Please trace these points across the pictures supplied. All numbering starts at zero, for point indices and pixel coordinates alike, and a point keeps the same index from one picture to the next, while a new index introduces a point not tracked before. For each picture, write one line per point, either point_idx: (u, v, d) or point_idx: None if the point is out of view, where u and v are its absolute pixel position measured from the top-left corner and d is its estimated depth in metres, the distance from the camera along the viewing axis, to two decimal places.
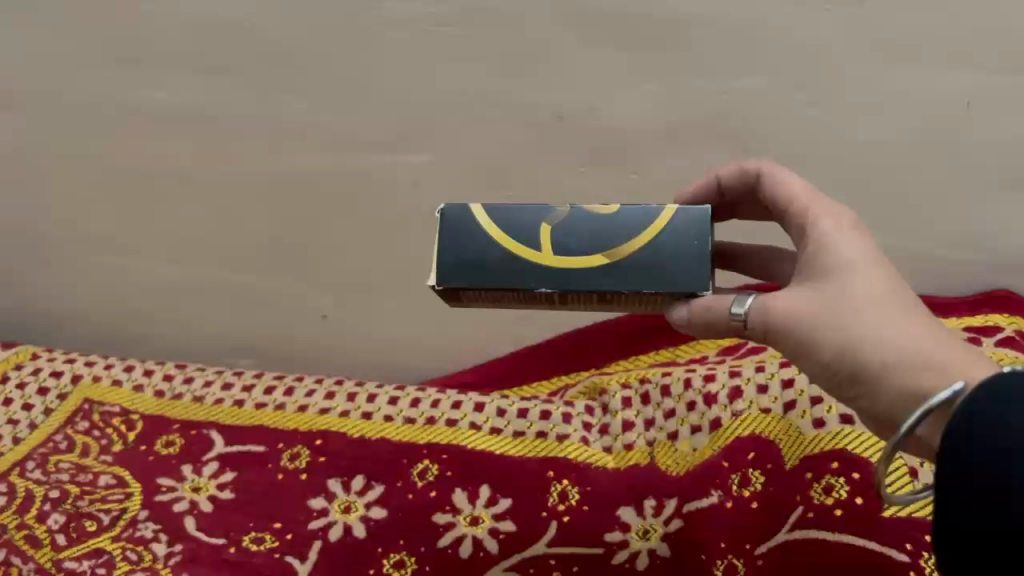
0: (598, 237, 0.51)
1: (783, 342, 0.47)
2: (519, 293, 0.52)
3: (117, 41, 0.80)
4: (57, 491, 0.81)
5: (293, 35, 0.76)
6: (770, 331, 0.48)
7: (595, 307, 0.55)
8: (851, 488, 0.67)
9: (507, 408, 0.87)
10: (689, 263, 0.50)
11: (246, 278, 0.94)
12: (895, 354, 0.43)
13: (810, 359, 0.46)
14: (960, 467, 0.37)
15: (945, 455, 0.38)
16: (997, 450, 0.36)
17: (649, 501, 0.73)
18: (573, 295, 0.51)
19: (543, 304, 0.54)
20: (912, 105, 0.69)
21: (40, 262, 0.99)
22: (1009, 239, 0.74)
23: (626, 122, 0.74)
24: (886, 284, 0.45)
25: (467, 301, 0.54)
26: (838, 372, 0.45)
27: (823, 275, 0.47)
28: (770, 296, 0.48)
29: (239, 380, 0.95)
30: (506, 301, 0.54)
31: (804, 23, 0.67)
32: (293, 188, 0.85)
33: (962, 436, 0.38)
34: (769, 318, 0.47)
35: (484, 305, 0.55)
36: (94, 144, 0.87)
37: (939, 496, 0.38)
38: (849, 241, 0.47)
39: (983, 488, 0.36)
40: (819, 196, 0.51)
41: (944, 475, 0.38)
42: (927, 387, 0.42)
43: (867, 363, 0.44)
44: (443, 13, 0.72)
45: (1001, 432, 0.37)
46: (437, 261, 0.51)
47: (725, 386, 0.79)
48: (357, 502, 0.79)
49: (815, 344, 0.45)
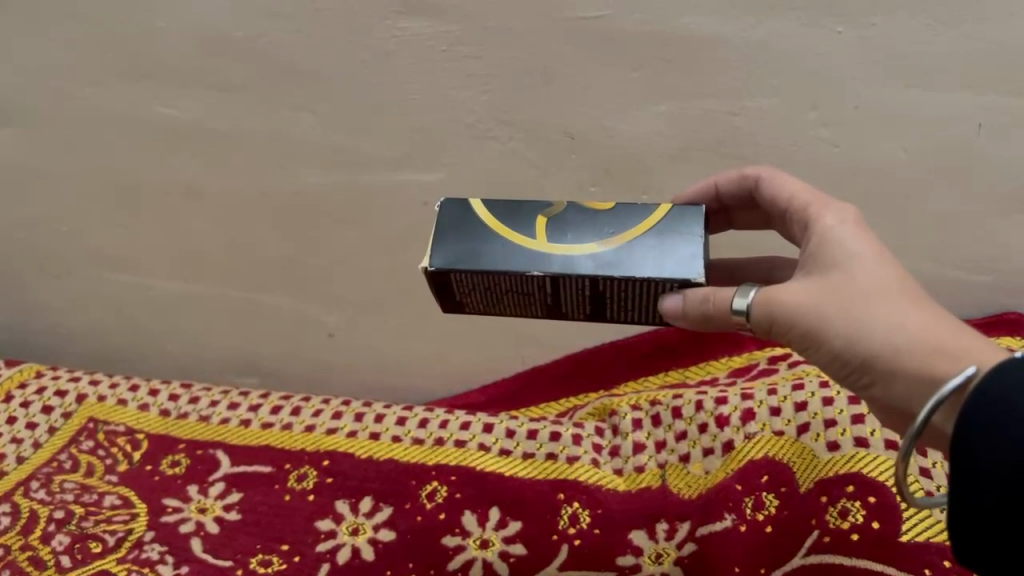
0: (592, 230, 0.53)
1: (792, 333, 0.49)
2: (512, 283, 0.53)
3: (123, 58, 0.79)
4: (62, 512, 0.81)
5: (306, 53, 0.75)
6: (778, 322, 0.49)
7: (591, 313, 0.56)
8: (867, 512, 0.66)
9: (516, 429, 0.86)
10: (682, 253, 0.52)
11: (251, 295, 0.96)
12: (905, 340, 0.45)
13: (821, 349, 0.48)
14: (978, 457, 0.39)
15: (961, 447, 0.40)
16: (1013, 438, 0.38)
17: (661, 524, 0.73)
18: (566, 287, 0.53)
19: (538, 308, 0.56)
20: (927, 127, 0.69)
21: (49, 277, 1.00)
22: (1012, 257, 0.75)
23: (636, 141, 0.74)
24: (890, 272, 0.47)
25: (463, 300, 0.56)
26: (849, 360, 0.47)
27: (831, 266, 0.49)
28: (777, 289, 0.50)
29: (245, 400, 0.94)
30: (500, 299, 0.55)
31: (817, 46, 0.66)
32: (303, 206, 0.86)
33: (977, 428, 0.40)
34: (778, 309, 0.49)
35: (481, 307, 0.56)
36: (106, 161, 0.87)
37: (958, 481, 0.40)
38: (853, 233, 0.50)
39: (1002, 475, 0.38)
40: (820, 195, 0.53)
41: (962, 464, 0.40)
42: (939, 370, 0.43)
43: (877, 349, 0.45)
44: (457, 34, 0.71)
45: (1013, 420, 0.38)
46: (435, 246, 0.54)
47: (737, 408, 0.78)
48: (365, 525, 0.79)
49: (825, 333, 0.47)
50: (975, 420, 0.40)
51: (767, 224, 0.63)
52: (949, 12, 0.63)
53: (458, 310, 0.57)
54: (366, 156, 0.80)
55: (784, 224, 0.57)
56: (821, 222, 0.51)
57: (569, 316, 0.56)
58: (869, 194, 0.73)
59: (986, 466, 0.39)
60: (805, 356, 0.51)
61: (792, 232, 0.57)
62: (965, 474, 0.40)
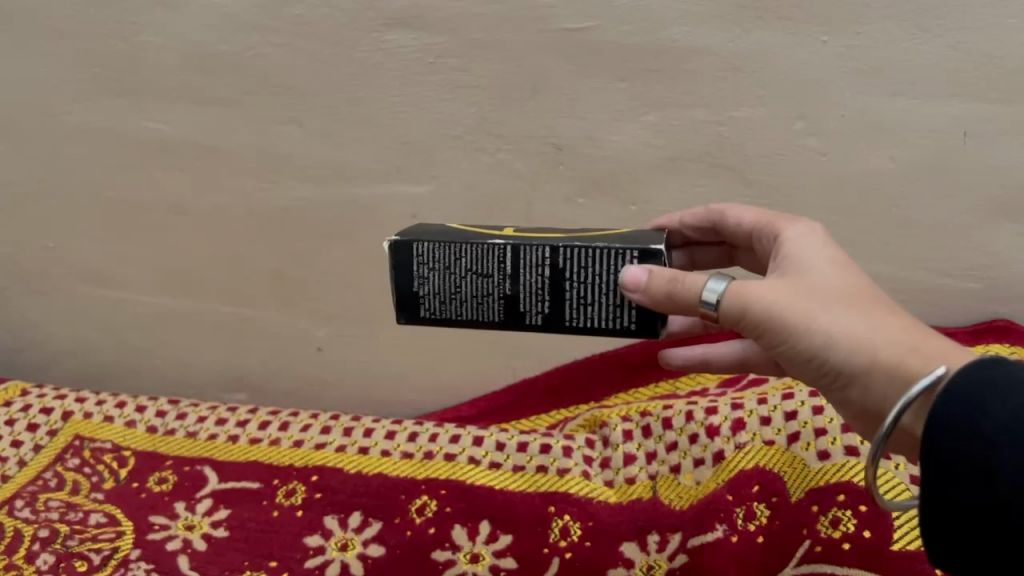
0: (559, 231, 0.56)
1: (765, 334, 0.48)
2: (473, 259, 0.54)
3: (109, 74, 0.79)
4: (46, 530, 0.80)
5: (293, 66, 0.75)
6: (751, 322, 0.48)
7: (550, 315, 0.54)
8: (860, 521, 0.66)
9: (507, 442, 0.85)
10: (644, 238, 0.53)
11: (239, 310, 0.95)
12: (879, 339, 0.45)
13: (796, 349, 0.47)
14: (947, 455, 0.39)
15: (933, 446, 0.40)
16: (980, 437, 0.38)
17: (653, 536, 0.73)
18: (526, 264, 0.53)
19: (496, 304, 0.54)
20: (911, 133, 0.69)
21: (34, 294, 0.99)
22: (1003, 265, 0.76)
23: (624, 152, 0.74)
24: (860, 281, 0.49)
25: (419, 292, 0.55)
26: (825, 360, 0.47)
27: (806, 271, 0.50)
28: (753, 283, 0.49)
29: (233, 415, 0.93)
30: (458, 288, 0.55)
31: (802, 56, 0.67)
32: (291, 220, 0.86)
33: (946, 426, 0.40)
34: (751, 309, 0.48)
35: (436, 305, 0.55)
36: (92, 176, 0.87)
37: (928, 478, 0.41)
38: (825, 246, 0.51)
39: (971, 474, 0.39)
40: (789, 216, 0.56)
41: (932, 463, 0.40)
42: (914, 369, 0.44)
43: (853, 347, 0.46)
44: (443, 46, 0.71)
45: (981, 418, 0.39)
46: (405, 232, 0.56)
47: (727, 419, 0.77)
48: (354, 540, 0.78)
49: (801, 332, 0.47)
50: (945, 419, 0.40)
51: (729, 260, 0.64)
52: (932, 20, 0.64)
53: (413, 310, 0.55)
54: (355, 169, 0.80)
55: (753, 250, 0.60)
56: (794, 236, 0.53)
57: (528, 320, 0.54)
58: (858, 204, 0.74)
59: (954, 462, 0.39)
60: (775, 357, 0.50)
61: (760, 255, 0.59)
62: (936, 472, 0.40)
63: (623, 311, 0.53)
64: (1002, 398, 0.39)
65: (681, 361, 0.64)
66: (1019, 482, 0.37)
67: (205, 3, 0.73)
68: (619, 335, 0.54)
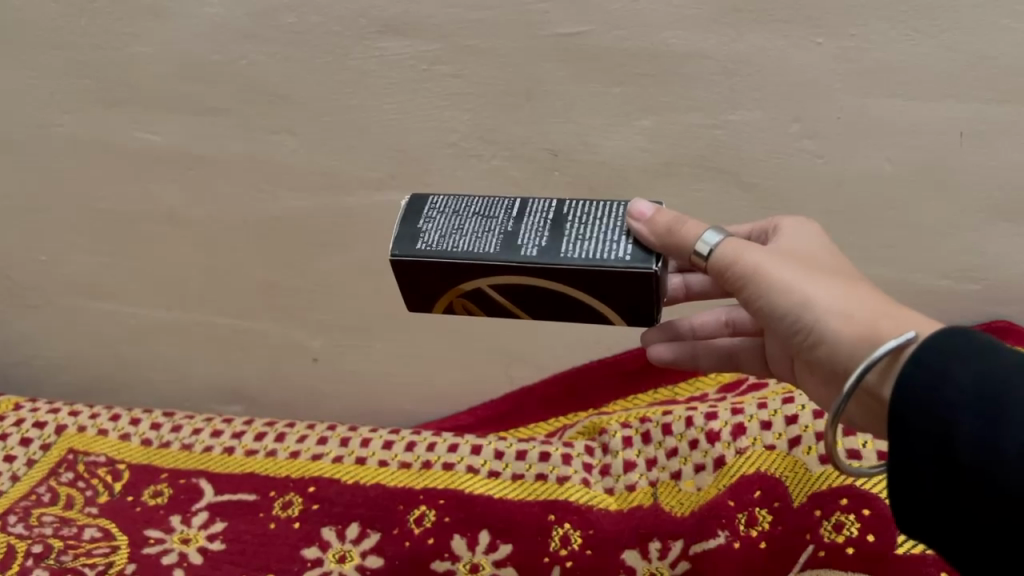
0: None
1: (746, 289, 0.50)
2: (482, 206, 0.54)
3: (100, 85, 0.78)
4: (40, 546, 0.79)
5: (285, 76, 0.75)
6: (735, 277, 0.50)
7: (546, 249, 0.51)
8: (862, 525, 0.66)
9: (506, 450, 0.84)
10: None
11: (234, 320, 0.95)
12: (855, 305, 0.47)
13: (775, 306, 0.49)
14: (908, 419, 0.40)
15: (899, 415, 0.41)
16: (944, 402, 0.39)
17: (654, 543, 0.73)
18: (533, 210, 0.54)
19: (494, 238, 0.52)
20: (903, 131, 0.69)
21: (27, 308, 0.99)
22: (996, 265, 0.76)
23: (619, 157, 0.74)
24: (845, 266, 0.51)
25: (422, 228, 0.53)
26: (800, 317, 0.48)
27: (797, 250, 0.52)
28: (743, 246, 0.51)
29: (228, 427, 0.93)
30: (461, 226, 0.53)
31: (796, 58, 0.67)
32: (286, 230, 0.85)
33: (912, 395, 0.40)
34: (740, 263, 0.50)
35: (436, 238, 0.52)
36: (85, 188, 0.87)
37: (896, 448, 0.41)
38: (818, 236, 0.54)
39: (932, 438, 0.39)
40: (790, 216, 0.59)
41: (896, 428, 0.41)
42: (884, 332, 0.45)
43: (830, 307, 0.47)
44: (436, 53, 0.71)
45: (943, 384, 0.39)
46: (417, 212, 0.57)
47: (728, 424, 0.77)
48: (352, 552, 0.78)
49: (781, 289, 0.48)
50: (912, 388, 0.40)
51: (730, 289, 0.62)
52: (928, 21, 0.63)
53: (410, 239, 0.52)
54: (350, 178, 0.80)
55: None
56: (791, 224, 0.55)
57: (522, 253, 0.51)
58: (851, 207, 0.74)
59: (919, 430, 0.40)
60: (756, 319, 0.52)
61: None
62: (901, 440, 0.40)
63: (618, 246, 0.50)
64: (963, 362, 0.39)
65: (670, 354, 0.64)
66: (976, 440, 0.37)
67: (195, 13, 0.72)
68: (614, 267, 0.49)
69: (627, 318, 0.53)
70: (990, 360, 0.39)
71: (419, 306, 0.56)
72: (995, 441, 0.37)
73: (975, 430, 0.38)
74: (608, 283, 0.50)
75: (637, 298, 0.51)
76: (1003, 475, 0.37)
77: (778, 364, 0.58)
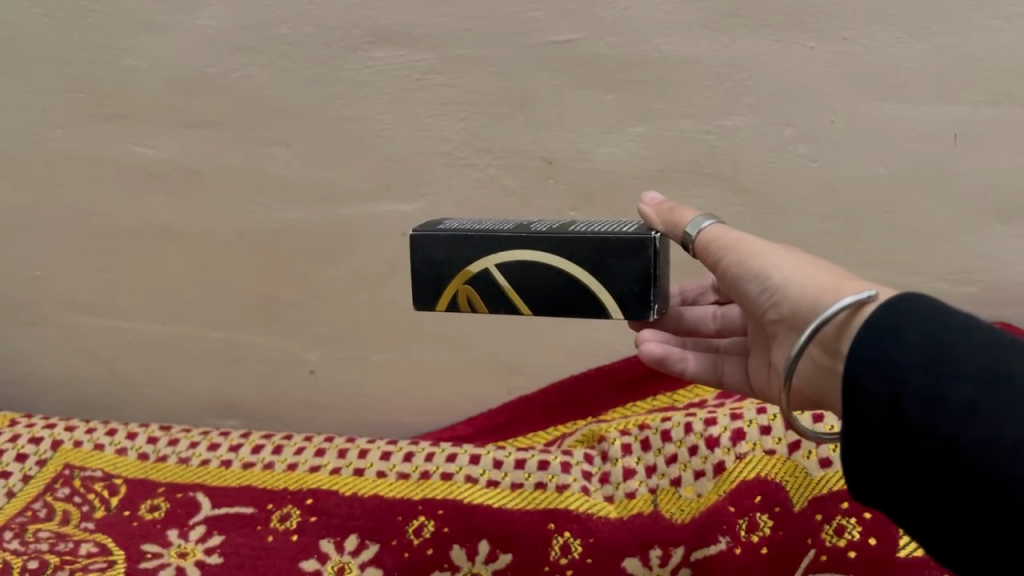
0: None
1: (724, 261, 0.52)
2: (501, 221, 0.59)
3: (96, 99, 0.79)
4: (36, 562, 0.78)
5: (280, 86, 0.75)
6: (716, 250, 0.52)
7: (555, 230, 0.54)
8: (863, 529, 0.67)
9: (504, 459, 0.84)
10: None
11: (228, 333, 0.95)
12: (823, 274, 0.47)
13: (746, 273, 0.50)
14: (862, 383, 0.40)
15: (854, 379, 0.40)
16: (894, 364, 0.39)
17: (654, 551, 0.72)
18: (546, 220, 0.58)
19: (508, 226, 0.55)
20: (898, 135, 0.69)
21: (22, 325, 0.99)
22: (997, 270, 0.74)
23: (614, 164, 0.74)
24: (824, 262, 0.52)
25: (445, 225, 0.57)
26: (767, 282, 0.49)
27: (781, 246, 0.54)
28: (727, 228, 0.53)
29: (226, 440, 0.92)
30: (479, 224, 0.57)
31: (788, 62, 0.67)
32: (280, 242, 0.85)
33: (863, 360, 0.40)
34: (722, 239, 0.52)
35: (456, 226, 0.56)
36: (78, 202, 0.87)
37: (850, 415, 0.41)
38: None
39: (882, 401, 0.39)
40: None
41: (850, 393, 0.41)
42: (844, 291, 0.44)
43: (794, 272, 0.48)
44: (432, 62, 0.72)
45: (896, 345, 0.39)
46: None
47: (727, 429, 0.76)
48: (351, 564, 0.78)
49: (754, 256, 0.50)
50: (866, 355, 0.40)
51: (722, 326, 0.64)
52: (918, 23, 0.65)
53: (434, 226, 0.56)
54: (345, 190, 0.80)
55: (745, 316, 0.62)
56: None
57: (532, 230, 0.54)
58: (849, 211, 0.73)
59: (871, 395, 0.39)
60: (737, 298, 0.53)
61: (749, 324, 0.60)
62: (855, 405, 0.40)
63: (620, 228, 0.54)
64: (917, 325, 0.39)
65: (662, 350, 0.60)
66: (922, 399, 0.37)
67: (192, 27, 0.74)
68: (615, 234, 0.52)
69: (626, 311, 0.52)
70: (944, 322, 0.39)
71: (426, 307, 0.56)
72: (938, 398, 0.36)
73: (922, 390, 0.37)
74: (608, 255, 0.51)
75: (635, 277, 0.51)
76: (939, 436, 0.36)
77: (758, 375, 0.58)
